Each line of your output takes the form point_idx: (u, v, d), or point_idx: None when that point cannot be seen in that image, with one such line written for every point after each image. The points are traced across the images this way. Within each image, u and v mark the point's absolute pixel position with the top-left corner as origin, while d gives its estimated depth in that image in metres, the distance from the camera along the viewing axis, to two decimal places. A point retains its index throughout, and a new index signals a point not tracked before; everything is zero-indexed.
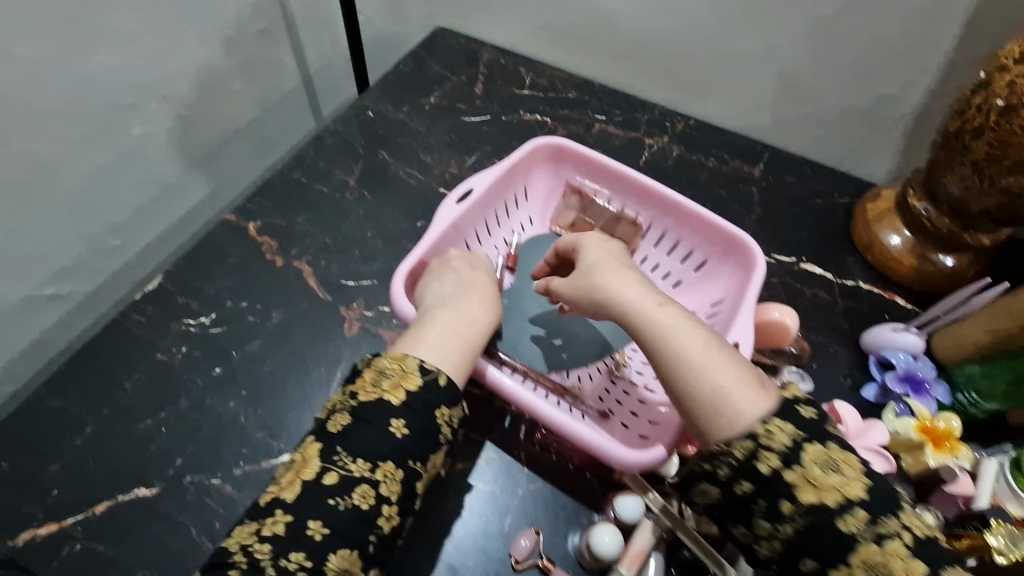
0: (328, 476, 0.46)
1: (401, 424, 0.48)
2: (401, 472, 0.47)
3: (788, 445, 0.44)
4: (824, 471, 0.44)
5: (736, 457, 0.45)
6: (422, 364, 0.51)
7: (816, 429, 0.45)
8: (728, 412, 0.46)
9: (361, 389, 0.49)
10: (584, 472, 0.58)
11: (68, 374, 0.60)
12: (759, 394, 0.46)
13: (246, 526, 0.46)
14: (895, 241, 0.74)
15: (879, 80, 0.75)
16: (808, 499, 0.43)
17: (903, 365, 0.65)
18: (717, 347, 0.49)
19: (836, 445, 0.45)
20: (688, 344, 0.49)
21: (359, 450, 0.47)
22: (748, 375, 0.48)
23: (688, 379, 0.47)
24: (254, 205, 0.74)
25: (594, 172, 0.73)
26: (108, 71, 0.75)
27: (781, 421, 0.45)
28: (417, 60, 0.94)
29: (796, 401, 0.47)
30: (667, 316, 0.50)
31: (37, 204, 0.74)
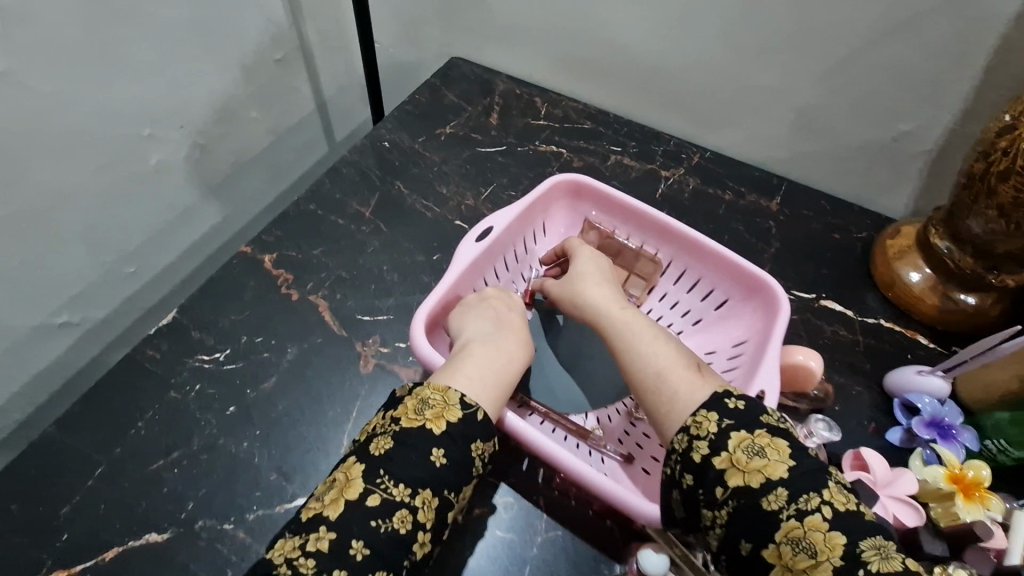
0: (372, 497, 0.45)
1: (442, 453, 0.47)
2: (437, 501, 0.47)
3: (716, 432, 0.47)
4: (747, 455, 0.46)
5: (678, 450, 0.49)
6: (464, 397, 0.50)
7: (747, 418, 0.48)
8: (666, 399, 0.51)
9: (403, 415, 0.49)
10: (604, 519, 0.57)
11: (82, 412, 0.59)
12: (697, 379, 0.51)
13: (288, 539, 0.45)
14: (915, 278, 0.72)
15: (899, 117, 0.73)
16: (735, 482, 0.45)
17: (929, 410, 0.63)
18: (668, 342, 0.55)
19: (761, 431, 0.47)
20: (641, 337, 0.56)
21: (402, 475, 0.46)
22: (689, 363, 0.53)
23: (635, 366, 0.54)
24: (270, 237, 0.74)
25: (612, 209, 0.75)
26: (129, 102, 0.74)
27: (708, 411, 0.49)
28: (432, 89, 0.94)
29: (728, 394, 0.50)
30: (628, 315, 0.58)
31: (55, 234, 0.74)
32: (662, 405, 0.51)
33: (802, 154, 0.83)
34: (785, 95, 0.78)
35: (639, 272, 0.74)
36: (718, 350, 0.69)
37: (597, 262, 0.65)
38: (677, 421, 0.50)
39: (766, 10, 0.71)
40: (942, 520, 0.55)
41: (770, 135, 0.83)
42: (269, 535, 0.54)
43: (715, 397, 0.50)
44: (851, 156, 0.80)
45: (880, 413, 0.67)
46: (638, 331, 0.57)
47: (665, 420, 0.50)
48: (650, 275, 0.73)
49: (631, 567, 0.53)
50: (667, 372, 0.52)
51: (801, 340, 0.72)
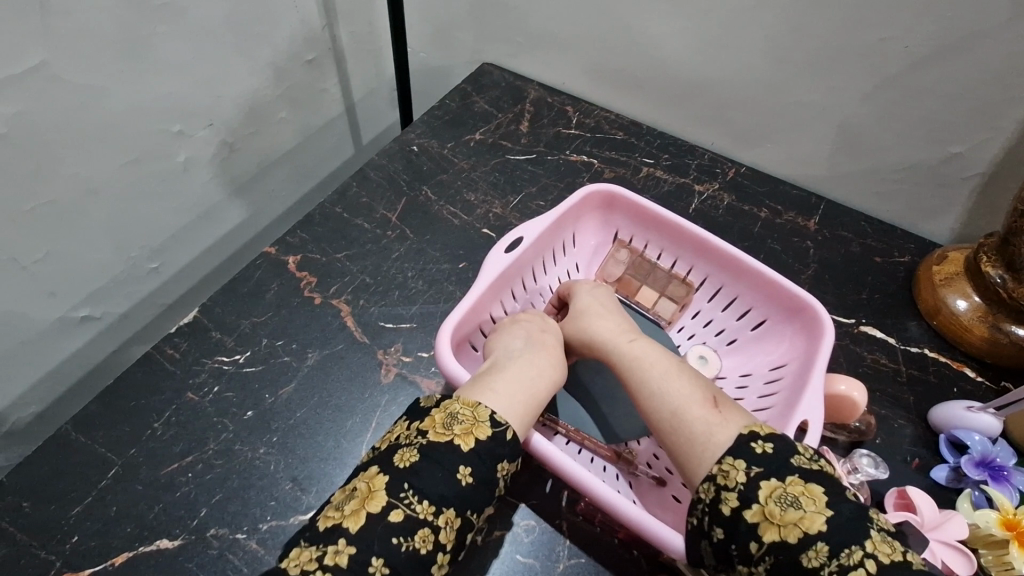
0: (395, 513, 0.43)
1: (468, 472, 0.45)
2: (459, 522, 0.45)
3: (745, 482, 0.44)
4: (780, 506, 0.42)
5: (705, 502, 0.45)
6: (494, 415, 0.48)
7: (776, 462, 0.45)
8: (689, 440, 0.49)
9: (431, 428, 0.47)
10: (630, 548, 0.54)
11: (99, 410, 0.58)
12: (715, 416, 0.49)
13: (303, 549, 0.42)
14: (962, 306, 0.69)
15: (949, 138, 0.70)
16: (770, 536, 0.42)
17: (980, 448, 0.59)
18: (680, 376, 0.54)
19: (793, 478, 0.44)
20: (652, 373, 0.55)
21: (428, 492, 0.44)
22: (706, 398, 0.51)
23: (650, 407, 0.53)
24: (295, 239, 0.73)
25: (645, 222, 0.73)
26: (159, 98, 0.74)
27: (733, 458, 0.46)
28: (463, 95, 0.93)
29: (752, 436, 0.47)
30: (635, 351, 0.58)
31: (81, 229, 0.73)
32: (683, 450, 0.49)
33: (843, 173, 0.80)
34: (829, 112, 0.75)
35: (670, 294, 0.72)
36: (754, 372, 0.66)
37: (598, 293, 0.65)
38: (706, 473, 0.47)
39: (815, 23, 0.69)
40: (995, 568, 0.52)
41: (811, 153, 0.80)
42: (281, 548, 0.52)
43: (740, 440, 0.47)
44: (897, 176, 0.76)
45: (925, 450, 0.63)
46: (647, 368, 0.56)
47: (689, 464, 0.48)
48: (682, 297, 0.71)
49: None
50: (682, 410, 0.51)
51: (840, 367, 0.69)
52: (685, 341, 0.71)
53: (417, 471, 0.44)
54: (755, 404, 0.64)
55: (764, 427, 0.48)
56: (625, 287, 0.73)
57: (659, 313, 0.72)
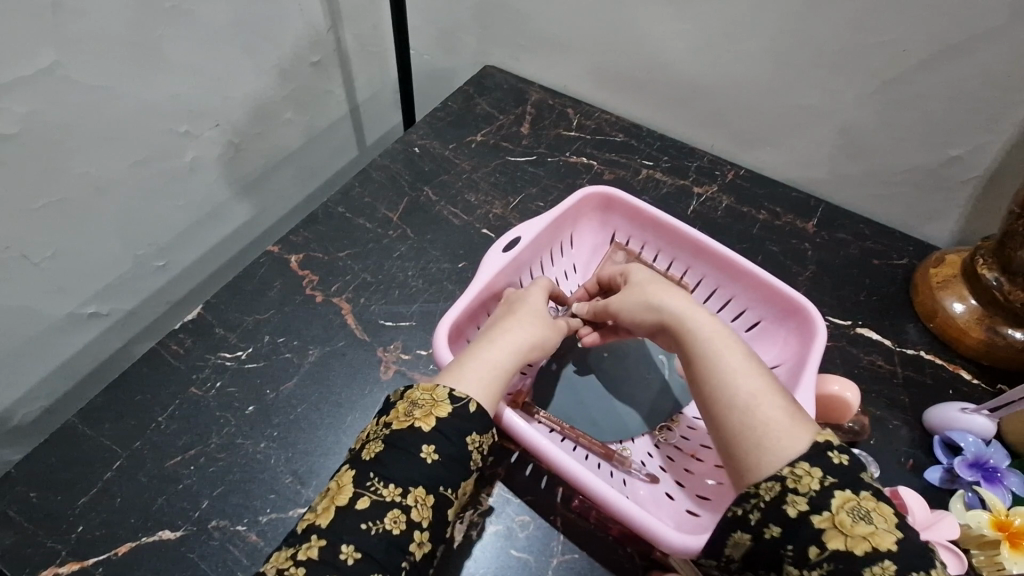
0: (362, 501, 0.44)
1: (433, 450, 0.46)
2: (432, 499, 0.45)
3: (818, 489, 0.44)
4: (852, 518, 0.42)
5: (765, 497, 0.45)
6: (453, 392, 0.49)
7: (851, 477, 0.45)
8: (766, 429, 0.47)
9: (393, 418, 0.48)
10: (624, 545, 0.55)
11: (105, 403, 0.60)
12: (794, 415, 0.48)
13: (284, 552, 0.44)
14: (959, 308, 0.69)
15: (946, 141, 0.70)
16: (836, 545, 0.42)
17: (973, 450, 0.60)
18: (756, 365, 0.52)
19: (866, 493, 0.44)
20: (729, 354, 0.52)
21: (393, 475, 0.45)
22: (782, 394, 0.50)
23: (723, 385, 0.50)
24: (299, 238, 0.74)
25: (641, 224, 0.74)
26: (168, 99, 0.75)
27: (811, 466, 0.45)
28: (466, 97, 0.94)
29: (829, 445, 0.46)
30: (710, 328, 0.55)
31: (90, 226, 0.75)
32: (753, 437, 0.47)
33: (842, 175, 0.80)
34: (827, 115, 0.76)
35: None
36: None
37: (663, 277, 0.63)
38: (773, 475, 0.45)
39: (815, 26, 0.69)
40: (986, 568, 0.52)
41: (810, 156, 0.81)
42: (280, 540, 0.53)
43: (817, 448, 0.46)
44: (896, 179, 0.77)
45: (920, 451, 0.63)
46: (724, 348, 0.53)
47: (757, 452, 0.47)
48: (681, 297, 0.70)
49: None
50: (760, 399, 0.49)
51: (836, 369, 0.69)
52: None
53: (412, 464, 0.45)
54: None
55: (836, 437, 0.47)
56: None
57: None
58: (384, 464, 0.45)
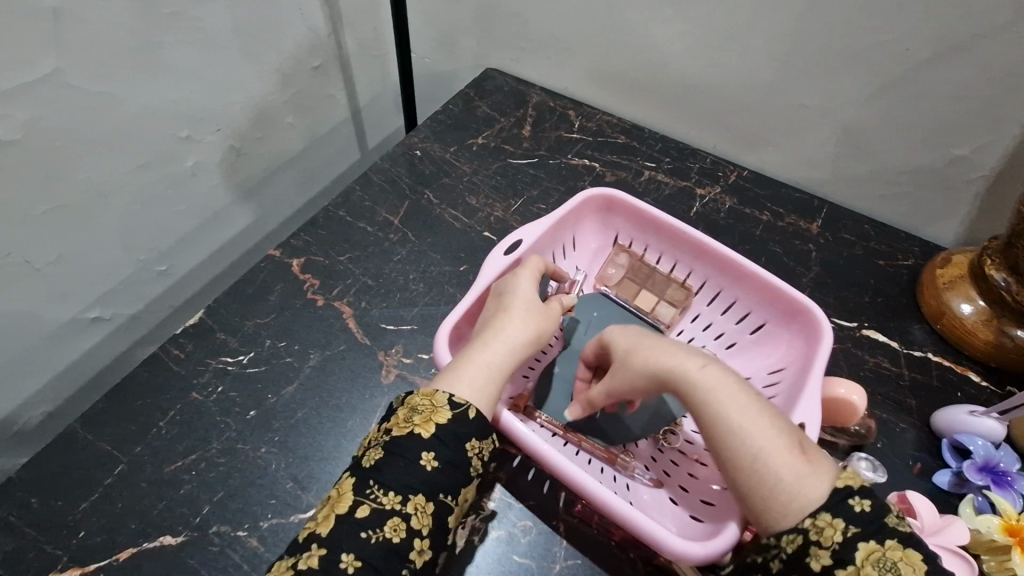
0: (361, 509, 0.43)
1: (432, 457, 0.46)
2: (432, 506, 0.45)
3: (841, 542, 0.44)
4: (878, 570, 0.42)
5: (786, 550, 0.45)
6: (452, 397, 0.48)
7: (874, 522, 0.44)
8: (779, 489, 0.45)
9: (394, 425, 0.47)
10: (626, 550, 0.54)
11: (105, 409, 0.60)
12: (805, 466, 0.46)
13: (285, 561, 0.43)
14: (966, 309, 0.68)
15: (951, 141, 0.70)
16: None
17: (982, 453, 0.59)
18: (764, 415, 0.48)
19: (893, 542, 0.43)
20: (732, 409, 0.48)
21: (392, 482, 0.44)
22: (792, 445, 0.47)
23: (725, 447, 0.48)
24: (299, 241, 0.74)
25: (643, 225, 0.73)
26: (169, 104, 0.75)
27: (833, 516, 0.45)
28: (466, 100, 0.94)
29: (849, 492, 0.46)
30: (704, 384, 0.50)
31: (92, 231, 0.75)
32: (768, 501, 0.45)
33: (846, 175, 0.79)
34: (831, 115, 0.75)
35: (668, 297, 0.72)
36: (752, 378, 0.66)
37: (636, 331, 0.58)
38: (795, 526, 0.45)
39: (817, 25, 0.69)
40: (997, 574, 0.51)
41: (813, 156, 0.80)
42: (281, 545, 0.53)
43: (837, 495, 0.45)
44: (900, 179, 0.76)
45: (927, 455, 0.62)
46: (727, 404, 0.49)
47: (775, 515, 0.45)
48: (680, 301, 0.71)
49: None
50: (766, 455, 0.46)
51: (842, 371, 0.68)
52: None
53: (413, 472, 0.45)
54: None
55: (856, 478, 0.46)
56: (624, 291, 0.73)
57: (659, 317, 0.70)
58: (389, 474, 0.45)
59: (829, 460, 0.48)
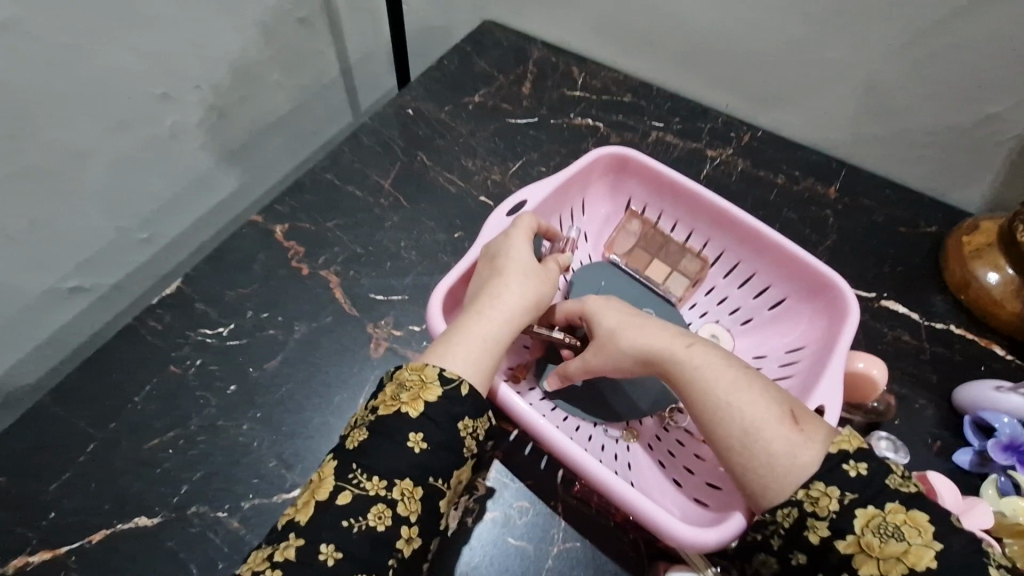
0: (342, 496, 0.40)
1: (420, 438, 0.42)
2: (420, 492, 0.42)
3: (838, 511, 0.40)
4: (880, 538, 0.39)
5: (783, 525, 0.42)
6: (443, 372, 0.45)
7: (873, 488, 0.41)
8: (773, 463, 0.42)
9: (380, 403, 0.44)
10: (625, 531, 0.51)
11: (78, 383, 0.56)
12: (796, 435, 0.43)
13: (262, 550, 0.40)
14: (992, 278, 0.64)
15: (985, 96, 0.64)
16: (868, 570, 0.39)
17: (1008, 431, 0.56)
18: (751, 387, 0.46)
19: (893, 505, 0.40)
20: (717, 384, 0.46)
21: (376, 467, 0.41)
22: (781, 413, 0.44)
23: (714, 428, 0.45)
24: (284, 206, 0.69)
25: (660, 188, 0.68)
26: (141, 58, 0.70)
27: (826, 484, 0.41)
28: (462, 55, 0.87)
29: (843, 456, 0.42)
30: (693, 364, 0.48)
31: (65, 197, 0.70)
32: (757, 475, 0.43)
33: (868, 137, 0.74)
34: (856, 69, 0.69)
35: (682, 269, 0.67)
36: (768, 355, 0.62)
37: (619, 306, 0.55)
38: (788, 500, 0.42)
39: None
40: (1020, 560, 0.48)
41: (834, 116, 0.74)
42: (264, 527, 0.50)
43: (830, 461, 0.42)
44: (929, 141, 0.70)
45: (948, 432, 0.59)
46: (712, 380, 0.46)
47: (765, 488, 0.42)
48: (695, 274, 0.67)
49: None
50: (755, 430, 0.44)
51: (859, 345, 0.65)
52: (697, 319, 0.67)
53: (398, 456, 0.42)
54: None
55: (853, 441, 0.43)
56: (635, 261, 0.69)
57: (670, 289, 0.66)
58: (376, 457, 0.42)
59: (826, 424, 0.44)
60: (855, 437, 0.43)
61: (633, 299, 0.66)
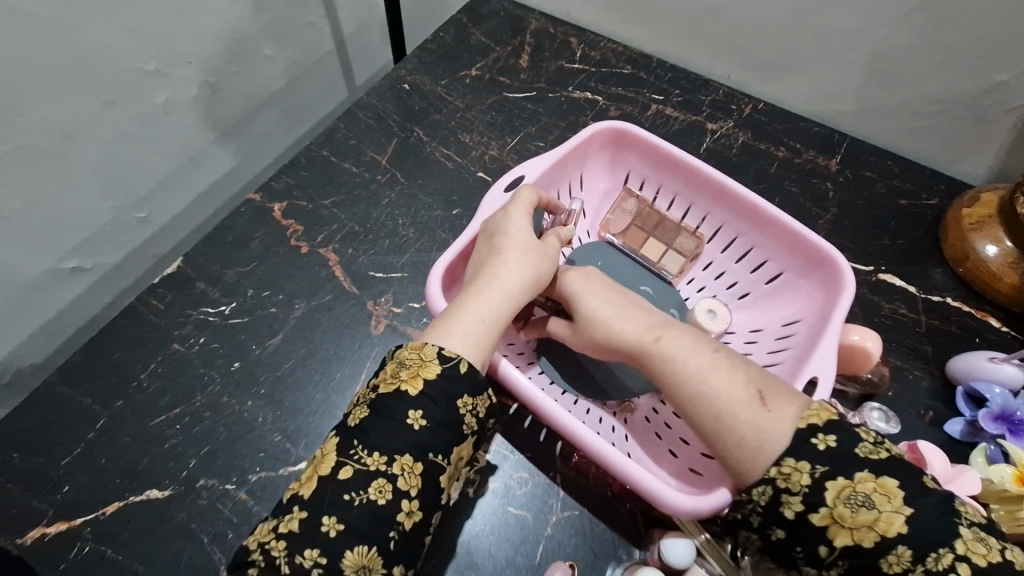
0: (344, 470, 0.42)
1: (420, 416, 0.43)
2: (420, 467, 0.43)
3: (810, 485, 0.41)
4: (850, 508, 0.40)
5: (760, 503, 0.43)
6: (442, 351, 0.45)
7: (841, 461, 0.41)
8: (744, 444, 0.43)
9: (381, 381, 0.45)
10: (623, 502, 0.53)
11: (83, 363, 0.57)
12: (764, 415, 0.44)
13: (268, 523, 0.42)
14: (992, 251, 0.64)
15: (991, 65, 0.63)
16: (842, 540, 0.40)
17: (999, 401, 0.56)
18: (721, 371, 0.47)
19: (863, 474, 0.41)
20: (686, 369, 0.47)
21: (378, 443, 0.42)
22: (750, 394, 0.45)
23: (688, 414, 0.47)
24: (280, 184, 0.69)
25: (659, 163, 0.68)
26: (132, 33, 0.69)
27: (796, 460, 0.42)
28: (458, 26, 0.86)
29: (812, 430, 0.43)
30: (667, 349, 0.49)
31: (59, 177, 0.69)
32: (732, 457, 0.44)
33: (871, 108, 0.73)
34: (861, 38, 0.68)
35: (678, 246, 0.68)
36: (765, 329, 0.63)
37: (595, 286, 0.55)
38: (763, 479, 0.43)
39: None
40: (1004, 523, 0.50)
41: (838, 86, 0.73)
42: (271, 500, 0.52)
43: (798, 438, 0.43)
44: (934, 110, 0.69)
45: (940, 402, 0.60)
46: (682, 365, 0.48)
47: (739, 466, 0.44)
48: (692, 250, 0.67)
49: (652, 555, 0.49)
50: (725, 414, 0.45)
51: (856, 319, 0.65)
52: (694, 294, 0.67)
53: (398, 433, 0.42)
54: (764, 360, 0.60)
55: (822, 414, 0.43)
56: (632, 239, 0.69)
57: (666, 266, 0.67)
58: (377, 432, 0.43)
59: (795, 399, 0.45)
60: (826, 409, 0.44)
61: (631, 277, 0.66)
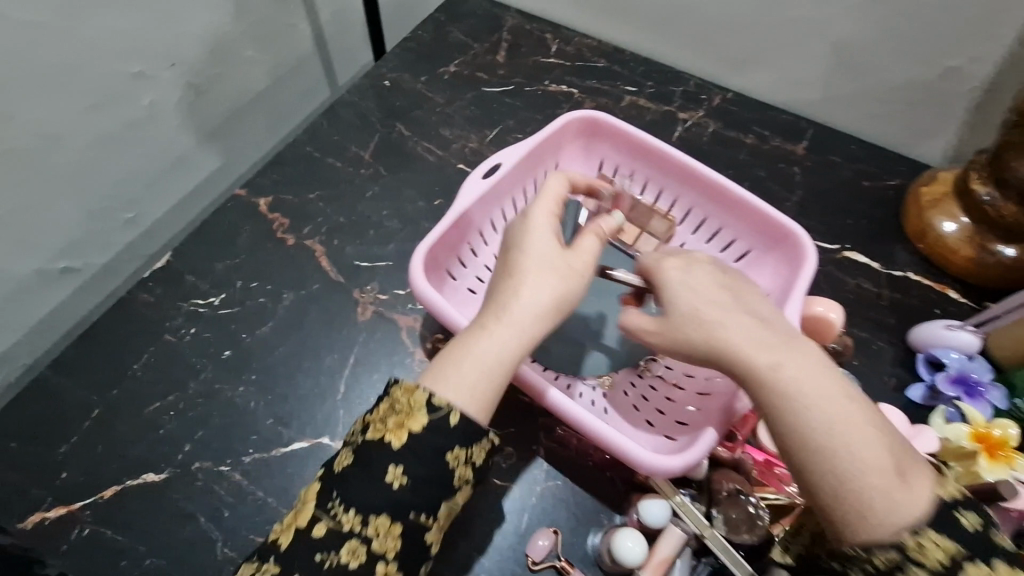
0: (317, 528, 0.41)
1: (399, 472, 0.41)
2: (396, 529, 0.41)
3: (947, 566, 0.35)
4: None
5: (875, 564, 0.37)
6: (431, 398, 0.43)
7: (982, 547, 0.36)
8: (869, 507, 0.37)
9: (370, 423, 0.44)
10: (603, 470, 0.55)
11: (77, 355, 0.59)
12: (904, 486, 0.37)
13: (248, 565, 0.42)
14: (950, 228, 0.67)
15: (942, 51, 0.67)
16: None
17: (955, 366, 0.60)
18: (865, 431, 0.39)
19: (1004, 567, 0.35)
20: (816, 408, 0.40)
21: (354, 499, 0.41)
22: (893, 461, 0.38)
23: (800, 454, 0.39)
24: (266, 179, 0.71)
25: (630, 149, 0.70)
26: (116, 36, 0.71)
27: (942, 538, 0.36)
28: (437, 25, 0.88)
29: (957, 506, 0.37)
30: (797, 381, 0.41)
31: (45, 177, 0.71)
32: (854, 515, 0.37)
33: (834, 95, 0.76)
34: (820, 28, 0.71)
35: (651, 230, 0.69)
36: None
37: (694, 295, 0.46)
38: (890, 546, 0.36)
39: None
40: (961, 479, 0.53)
41: (802, 75, 0.76)
42: (266, 479, 0.53)
43: (940, 517, 0.37)
44: (893, 95, 0.73)
45: (903, 370, 0.63)
46: (814, 408, 0.39)
47: (859, 527, 0.37)
48: (664, 234, 0.68)
49: (631, 518, 0.52)
50: (854, 476, 0.38)
51: (823, 293, 0.68)
52: None
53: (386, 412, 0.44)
54: None
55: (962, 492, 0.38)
56: None
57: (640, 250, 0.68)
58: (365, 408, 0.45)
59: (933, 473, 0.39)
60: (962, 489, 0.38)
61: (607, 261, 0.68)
